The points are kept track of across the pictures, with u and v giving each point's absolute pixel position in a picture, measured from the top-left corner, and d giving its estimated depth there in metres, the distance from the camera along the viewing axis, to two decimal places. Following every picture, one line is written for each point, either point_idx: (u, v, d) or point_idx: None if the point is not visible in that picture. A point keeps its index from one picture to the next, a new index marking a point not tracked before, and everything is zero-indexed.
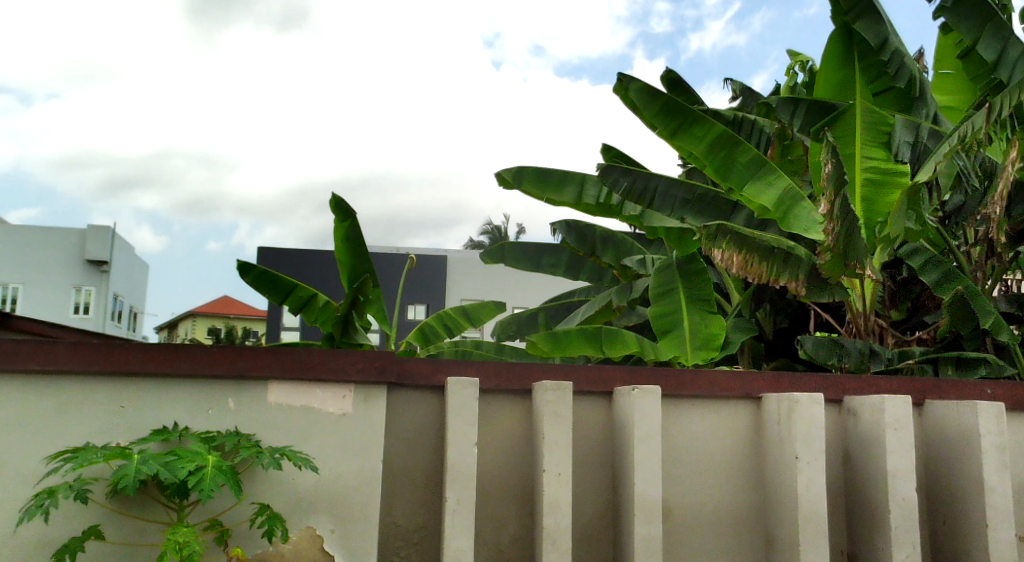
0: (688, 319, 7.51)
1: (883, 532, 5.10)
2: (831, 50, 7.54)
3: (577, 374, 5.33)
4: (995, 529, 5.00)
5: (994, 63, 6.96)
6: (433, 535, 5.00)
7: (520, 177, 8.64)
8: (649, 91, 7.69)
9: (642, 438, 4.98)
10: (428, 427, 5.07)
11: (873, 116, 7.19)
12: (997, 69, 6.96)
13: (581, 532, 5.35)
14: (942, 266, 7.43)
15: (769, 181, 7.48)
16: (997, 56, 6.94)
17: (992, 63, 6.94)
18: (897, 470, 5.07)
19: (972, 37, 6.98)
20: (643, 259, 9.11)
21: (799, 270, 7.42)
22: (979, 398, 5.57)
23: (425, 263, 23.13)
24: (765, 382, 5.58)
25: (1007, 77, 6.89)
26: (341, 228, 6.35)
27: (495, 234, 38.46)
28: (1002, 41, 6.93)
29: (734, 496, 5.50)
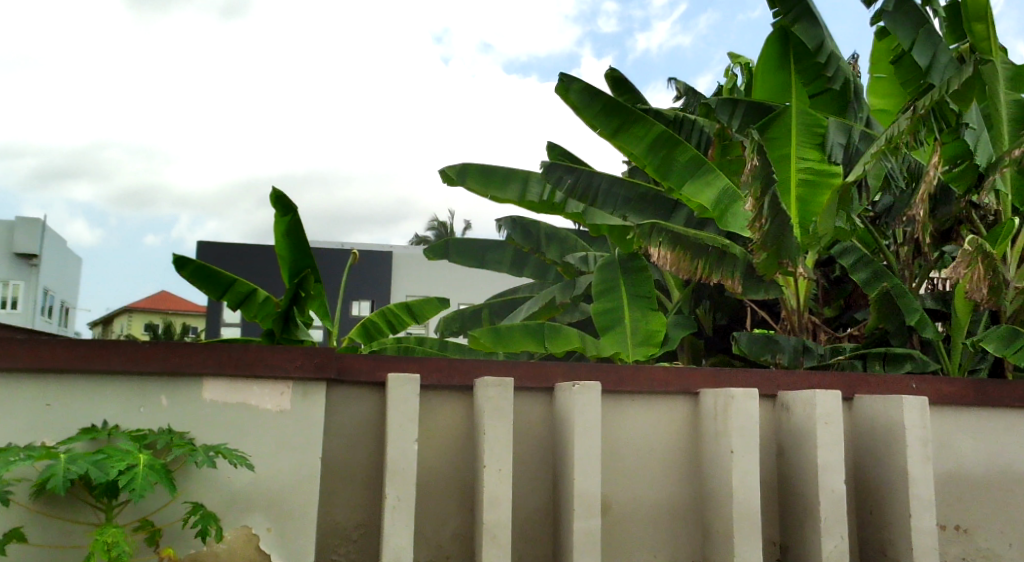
0: (629, 316, 7.61)
1: (813, 523, 5.26)
2: (767, 55, 7.64)
3: (518, 370, 5.39)
4: (918, 519, 5.18)
5: (926, 70, 7.17)
6: (373, 532, 5.02)
7: (463, 173, 8.62)
8: (589, 91, 7.72)
9: (583, 433, 5.05)
10: (370, 424, 5.09)
11: (808, 118, 7.35)
12: (928, 75, 7.18)
13: (522, 527, 5.42)
14: (871, 266, 7.57)
15: (708, 181, 7.62)
16: (929, 62, 7.15)
17: (924, 68, 7.14)
18: (827, 463, 5.22)
19: (908, 43, 7.15)
20: (586, 256, 9.19)
21: (735, 268, 7.57)
22: (903, 392, 5.79)
23: (371, 258, 23.09)
24: (701, 377, 5.68)
25: (937, 82, 7.13)
26: (282, 223, 6.23)
27: (441, 231, 38.62)
28: (934, 47, 7.14)
29: (672, 491, 5.62)
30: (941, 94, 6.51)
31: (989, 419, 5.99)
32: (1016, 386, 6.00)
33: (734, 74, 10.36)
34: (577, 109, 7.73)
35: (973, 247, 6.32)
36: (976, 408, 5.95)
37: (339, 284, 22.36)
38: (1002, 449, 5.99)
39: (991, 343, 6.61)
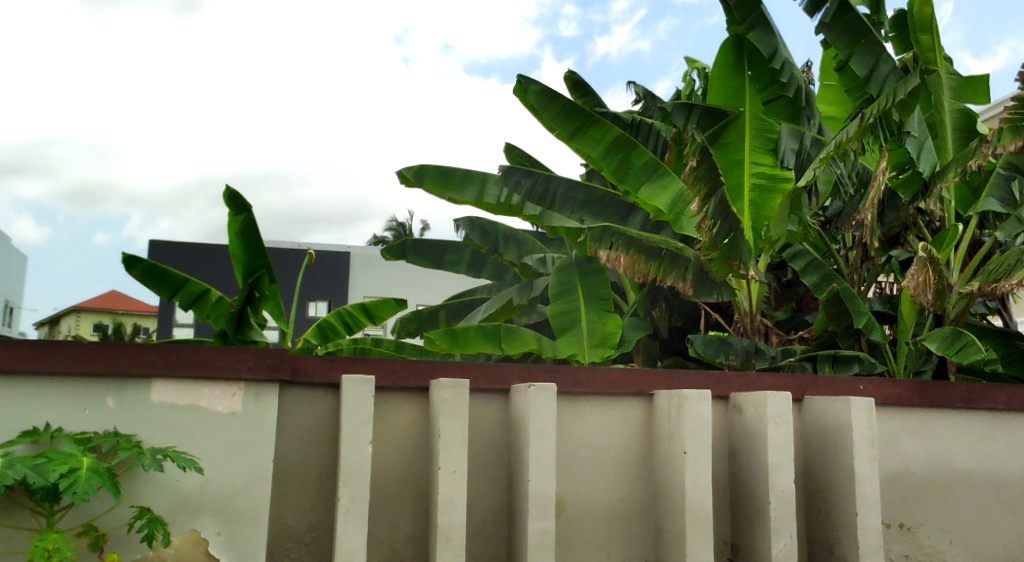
0: (585, 317, 7.63)
1: (762, 523, 5.34)
2: (723, 60, 7.75)
3: (473, 371, 5.41)
4: (864, 517, 5.29)
5: (866, 79, 7.36)
6: (326, 535, 5.01)
7: (420, 175, 8.55)
8: (546, 93, 7.77)
9: (538, 434, 5.08)
10: (324, 426, 5.08)
11: (761, 124, 7.47)
12: (867, 84, 7.38)
13: (476, 529, 5.44)
14: (823, 271, 7.66)
15: (664, 184, 7.68)
16: (868, 71, 7.34)
17: (864, 78, 7.34)
18: (778, 463, 5.31)
19: (847, 52, 7.34)
20: (543, 258, 9.21)
21: (687, 270, 7.63)
22: (851, 394, 5.92)
23: (328, 259, 22.93)
24: (656, 379, 5.74)
25: (876, 91, 7.34)
26: (235, 223, 6.13)
27: (399, 231, 38.46)
28: (874, 58, 7.35)
29: (626, 491, 5.67)
30: (888, 103, 6.70)
31: (932, 419, 6.14)
32: (958, 387, 6.16)
33: (690, 79, 10.47)
34: (535, 111, 7.78)
35: (925, 254, 6.57)
36: (920, 409, 6.10)
37: (295, 285, 22.18)
38: (944, 449, 6.14)
39: (934, 343, 6.82)
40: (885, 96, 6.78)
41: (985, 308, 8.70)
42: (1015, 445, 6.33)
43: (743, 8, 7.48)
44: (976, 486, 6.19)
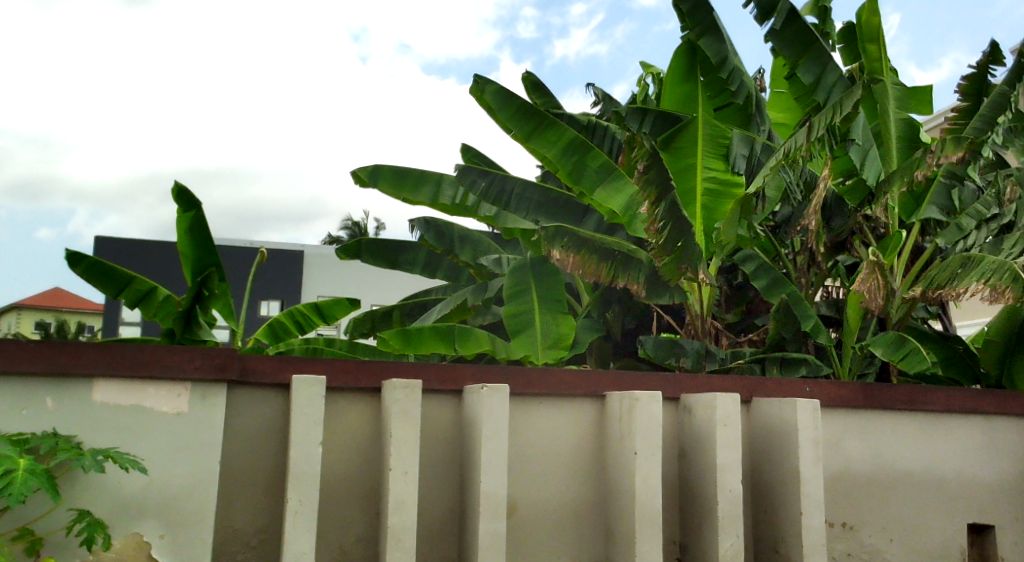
0: (539, 318, 7.61)
1: (710, 523, 5.41)
2: (675, 67, 7.95)
3: (426, 372, 5.40)
4: (809, 517, 5.38)
5: (813, 86, 7.53)
6: (274, 537, 4.96)
7: (375, 175, 8.43)
8: (503, 94, 7.77)
9: (490, 434, 5.08)
10: (273, 427, 5.03)
11: (713, 129, 7.55)
12: (815, 91, 7.54)
13: (427, 530, 5.43)
14: (771, 274, 7.77)
15: (618, 187, 7.64)
16: (815, 79, 7.51)
17: (811, 85, 7.51)
18: (726, 464, 5.38)
19: (794, 60, 7.50)
20: (498, 259, 9.20)
21: (640, 273, 7.72)
22: (797, 395, 6.04)
23: (281, 257, 22.70)
24: (608, 381, 5.79)
25: (823, 99, 7.50)
26: (184, 219, 6.07)
27: (354, 231, 38.19)
28: (821, 66, 7.50)
29: (577, 491, 5.70)
30: (835, 116, 6.82)
31: (875, 421, 6.28)
32: (900, 389, 6.30)
33: (645, 84, 10.56)
34: (492, 110, 7.77)
35: (872, 261, 6.77)
36: (864, 410, 6.23)
37: (246, 284, 21.91)
38: (887, 449, 6.28)
39: (880, 348, 6.95)
40: (831, 108, 6.91)
41: (927, 312, 8.87)
42: (955, 446, 6.49)
43: (695, 13, 7.49)
44: (917, 486, 6.34)
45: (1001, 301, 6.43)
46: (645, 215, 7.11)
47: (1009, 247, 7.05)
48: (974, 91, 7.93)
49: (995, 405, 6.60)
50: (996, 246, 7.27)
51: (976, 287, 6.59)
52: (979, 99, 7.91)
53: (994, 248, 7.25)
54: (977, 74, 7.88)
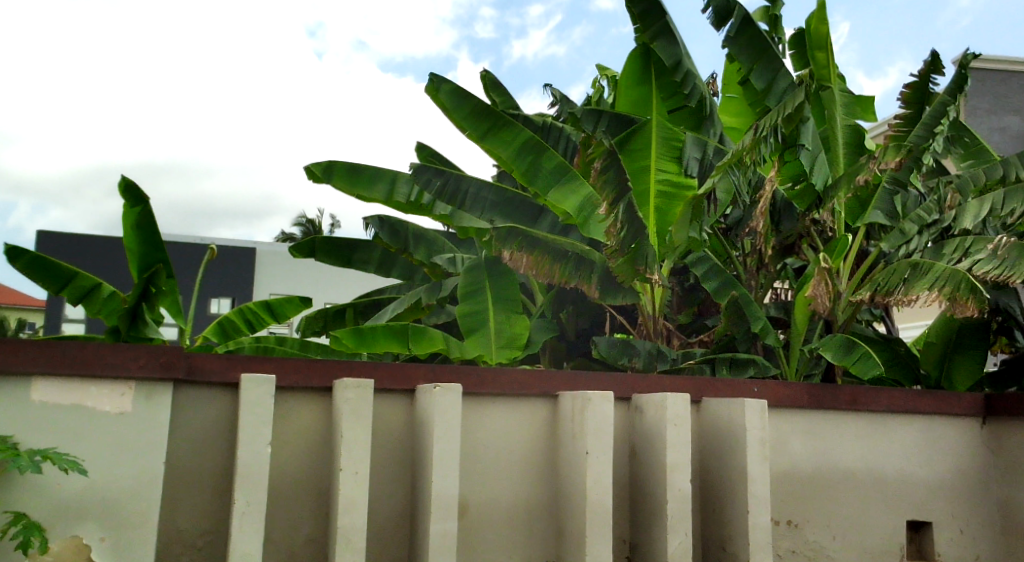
0: (493, 318, 7.59)
1: (660, 522, 5.45)
2: (629, 69, 8.02)
3: (379, 371, 5.38)
4: (755, 515, 5.45)
5: (764, 92, 7.65)
6: (220, 538, 4.90)
7: (329, 171, 8.23)
8: (458, 93, 7.73)
9: (442, 434, 5.06)
10: (220, 426, 4.97)
11: (667, 132, 7.63)
12: (766, 97, 7.66)
13: (377, 530, 5.40)
14: (721, 275, 7.81)
15: (573, 188, 7.58)
16: (767, 84, 7.62)
17: (762, 90, 7.62)
18: (676, 463, 5.42)
19: (748, 67, 7.60)
20: (453, 258, 9.16)
21: (592, 274, 7.77)
22: (746, 395, 6.16)
23: (232, 254, 22.41)
24: (560, 380, 5.81)
25: (774, 104, 7.61)
26: (131, 215, 5.93)
27: (308, 229, 37.84)
28: (772, 72, 7.61)
29: (529, 491, 5.72)
30: (778, 117, 7.01)
31: (819, 420, 6.40)
32: (844, 389, 6.43)
33: (600, 85, 10.60)
34: (448, 110, 7.73)
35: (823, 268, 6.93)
36: (810, 410, 6.36)
37: (196, 280, 21.59)
38: (831, 448, 6.41)
39: (830, 351, 7.05)
40: (777, 111, 7.07)
41: (871, 315, 9.04)
42: (899, 445, 6.63)
43: (647, 16, 7.55)
44: (860, 485, 6.47)
45: (963, 314, 6.48)
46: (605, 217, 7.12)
47: (950, 253, 7.19)
48: (916, 99, 8.08)
49: (934, 406, 6.73)
50: (936, 253, 7.33)
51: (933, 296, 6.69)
52: (921, 107, 8.06)
53: (935, 254, 7.32)
54: (919, 82, 8.05)
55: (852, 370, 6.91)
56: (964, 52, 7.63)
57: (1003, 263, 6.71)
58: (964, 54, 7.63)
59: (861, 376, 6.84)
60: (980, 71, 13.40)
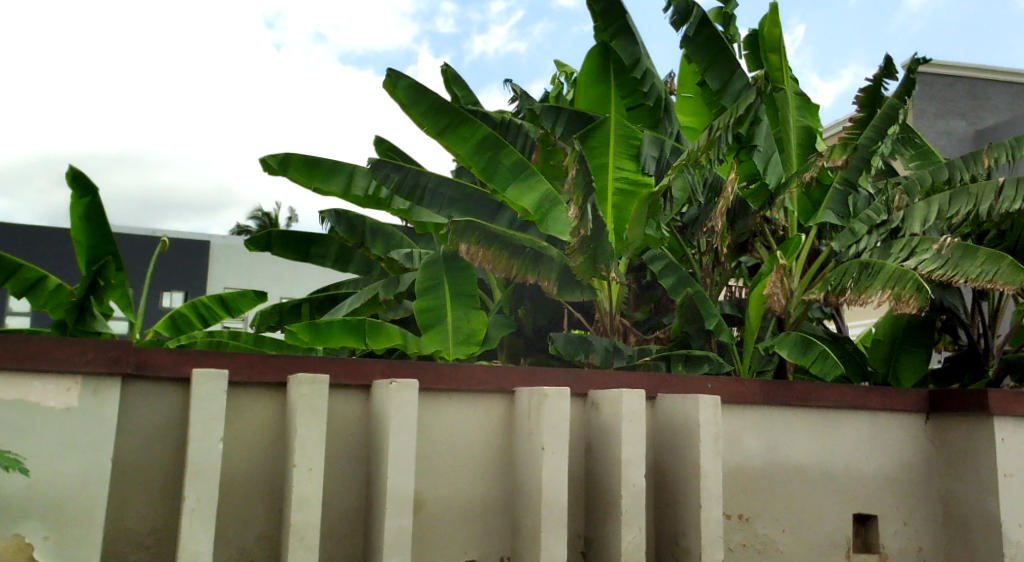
0: (451, 314, 7.54)
1: (615, 517, 5.47)
2: (588, 67, 8.01)
3: (334, 366, 5.33)
4: (707, 509, 5.50)
5: (719, 93, 7.72)
6: (169, 536, 4.83)
7: (285, 164, 8.07)
8: (415, 89, 7.66)
9: (397, 430, 5.03)
10: (171, 422, 4.89)
11: (625, 129, 7.66)
12: (721, 98, 7.73)
13: (331, 528, 5.36)
14: (677, 273, 7.86)
15: (531, 185, 7.57)
16: (722, 85, 7.70)
17: (717, 91, 7.70)
18: (631, 459, 5.45)
19: (703, 67, 7.68)
20: (410, 253, 9.16)
21: (551, 270, 7.76)
22: (699, 391, 6.22)
23: (184, 247, 22.11)
24: (518, 376, 5.82)
25: (729, 103, 7.67)
26: (78, 206, 5.81)
27: (264, 222, 37.44)
28: (728, 73, 7.68)
29: (485, 486, 5.71)
30: (733, 117, 7.08)
31: (770, 416, 6.50)
32: (795, 386, 6.52)
33: (559, 83, 10.62)
34: (404, 107, 7.66)
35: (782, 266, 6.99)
36: (762, 406, 6.46)
37: (147, 273, 21.26)
38: (781, 444, 6.51)
39: (785, 349, 7.09)
40: (731, 110, 7.15)
41: (822, 313, 9.17)
42: (848, 441, 6.75)
43: (607, 14, 7.61)
44: (810, 480, 6.57)
45: (905, 310, 6.62)
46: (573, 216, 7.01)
47: (897, 253, 7.25)
48: (870, 103, 8.21)
49: (882, 402, 6.85)
50: (885, 251, 7.38)
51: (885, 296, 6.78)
52: (874, 110, 8.19)
53: (883, 253, 7.37)
54: (872, 86, 8.18)
55: (812, 369, 7.03)
56: (913, 57, 7.76)
57: (947, 262, 6.92)
58: (913, 59, 7.76)
59: (821, 376, 7.02)
60: (928, 76, 13.65)
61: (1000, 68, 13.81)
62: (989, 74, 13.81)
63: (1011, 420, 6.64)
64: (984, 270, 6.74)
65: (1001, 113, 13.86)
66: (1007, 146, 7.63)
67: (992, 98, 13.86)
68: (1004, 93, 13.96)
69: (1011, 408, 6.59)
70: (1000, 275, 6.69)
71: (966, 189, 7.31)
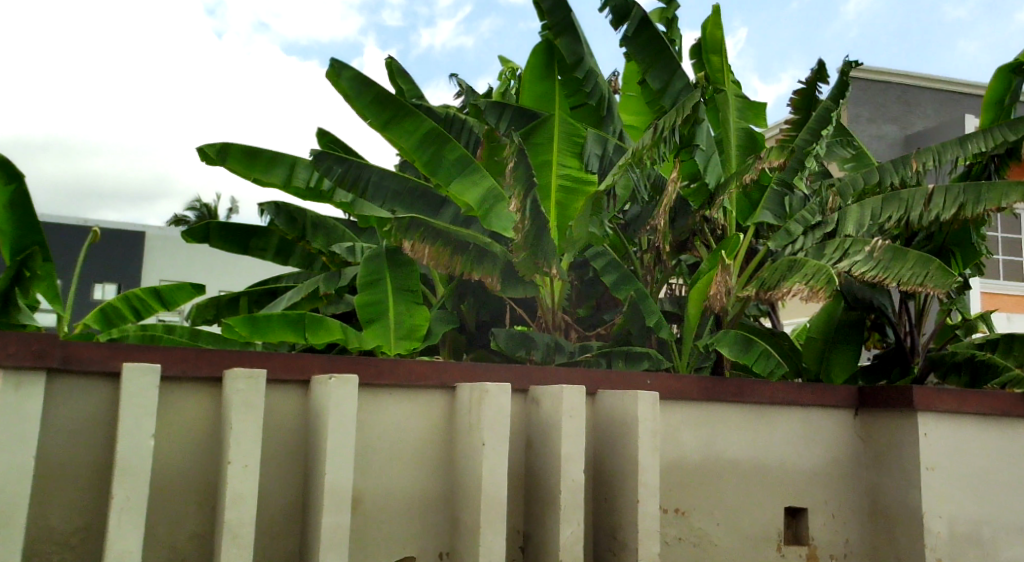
0: (393, 309, 7.45)
1: (554, 512, 5.47)
2: (533, 64, 7.98)
3: (272, 361, 5.24)
4: (644, 503, 5.53)
5: (660, 92, 7.77)
6: (96, 535, 4.71)
7: (224, 153, 7.89)
8: (359, 80, 7.47)
9: (335, 425, 4.96)
10: (99, 418, 4.76)
11: (569, 126, 7.67)
12: (662, 97, 7.78)
13: (267, 526, 5.27)
14: (620, 270, 7.88)
15: (475, 180, 7.52)
16: (662, 85, 7.75)
17: (658, 91, 7.75)
18: (570, 454, 5.45)
19: (645, 67, 7.74)
20: (352, 247, 8.92)
21: (495, 266, 7.72)
22: (639, 387, 6.26)
23: (118, 239, 21.60)
24: (458, 372, 5.81)
25: (670, 104, 7.73)
26: (4, 194, 5.58)
27: (203, 214, 36.78)
28: (669, 73, 7.74)
29: (424, 483, 5.67)
30: (677, 118, 7.13)
31: (707, 411, 6.59)
32: (730, 382, 6.63)
33: (505, 79, 10.58)
34: (348, 98, 7.47)
35: (721, 262, 7.08)
36: (699, 403, 6.54)
37: (77, 264, 20.70)
38: (717, 439, 6.60)
39: (726, 347, 7.09)
40: (675, 111, 7.20)
41: (758, 310, 9.31)
42: (782, 436, 6.87)
43: (556, 12, 7.71)
44: (745, 474, 6.67)
45: (815, 301, 6.82)
46: (512, 209, 7.03)
47: (831, 253, 7.36)
48: (805, 106, 8.34)
49: (815, 399, 6.98)
50: (820, 251, 7.50)
51: (812, 294, 6.82)
52: (809, 113, 8.33)
53: (817, 253, 7.50)
54: (806, 89, 8.31)
55: (754, 368, 7.08)
56: (845, 60, 7.90)
57: (879, 264, 7.08)
58: (847, 63, 7.90)
59: (765, 373, 7.10)
60: (861, 81, 13.93)
61: (930, 76, 14.14)
62: (920, 81, 14.14)
63: (936, 415, 6.82)
64: (915, 272, 6.94)
65: (931, 119, 14.18)
66: (934, 151, 7.75)
67: (922, 104, 14.19)
68: (934, 100, 14.28)
69: (934, 404, 6.77)
70: (930, 277, 6.90)
71: (898, 193, 7.50)
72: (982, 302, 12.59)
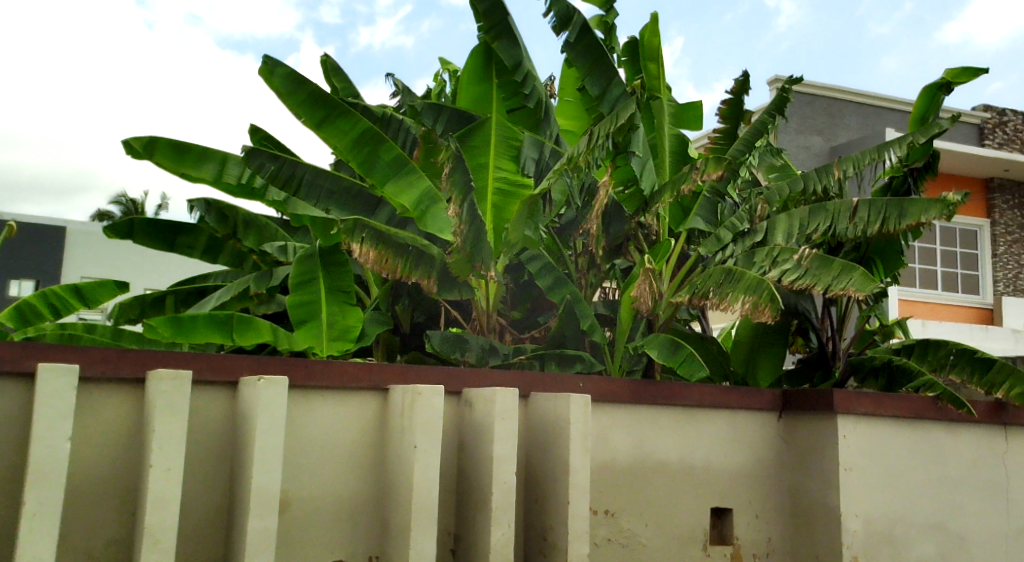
0: (324, 309, 7.32)
1: (485, 514, 5.43)
2: (470, 67, 7.92)
3: (197, 362, 5.10)
4: (575, 505, 5.52)
5: (598, 98, 7.79)
6: (6, 541, 4.53)
7: (150, 147, 7.53)
8: (292, 78, 7.27)
9: (261, 428, 4.84)
10: (12, 420, 4.57)
11: (506, 133, 7.66)
12: (599, 103, 7.80)
13: (190, 530, 5.12)
14: (554, 273, 7.86)
15: (411, 181, 7.44)
16: (600, 91, 7.78)
17: (597, 96, 7.77)
18: (501, 456, 5.42)
19: (583, 73, 7.75)
20: (284, 246, 8.76)
21: (431, 269, 7.62)
22: (571, 390, 6.28)
23: (38, 234, 20.94)
24: (391, 374, 5.72)
25: (607, 110, 7.76)
26: None
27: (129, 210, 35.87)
28: (606, 80, 7.78)
29: (353, 485, 5.58)
30: (613, 124, 7.16)
31: (638, 413, 6.63)
32: (661, 385, 6.69)
33: (441, 80, 10.53)
34: (280, 94, 7.27)
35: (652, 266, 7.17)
36: (631, 405, 6.58)
37: None
38: (647, 441, 6.65)
39: (655, 349, 7.12)
40: (611, 117, 7.22)
41: (689, 314, 9.42)
42: (711, 438, 6.95)
43: (491, 15, 7.55)
44: (674, 476, 6.74)
45: (760, 318, 6.81)
46: (452, 214, 6.99)
47: (760, 261, 7.49)
48: (734, 115, 8.47)
49: (742, 401, 7.09)
50: (749, 260, 7.59)
51: (744, 305, 6.96)
52: (738, 122, 8.47)
53: (746, 261, 7.61)
54: (735, 99, 8.43)
55: (680, 370, 7.03)
56: (789, 77, 8.08)
57: (808, 272, 7.23)
58: (788, 79, 8.08)
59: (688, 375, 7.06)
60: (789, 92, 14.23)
61: (854, 89, 14.50)
62: (845, 94, 14.49)
63: (854, 417, 6.98)
64: (838, 280, 7.03)
65: (855, 131, 14.53)
66: (854, 159, 7.91)
67: (847, 117, 14.55)
68: (858, 113, 14.65)
69: (854, 406, 6.93)
70: (852, 283, 7.01)
71: (824, 205, 7.66)
72: (901, 309, 12.97)
